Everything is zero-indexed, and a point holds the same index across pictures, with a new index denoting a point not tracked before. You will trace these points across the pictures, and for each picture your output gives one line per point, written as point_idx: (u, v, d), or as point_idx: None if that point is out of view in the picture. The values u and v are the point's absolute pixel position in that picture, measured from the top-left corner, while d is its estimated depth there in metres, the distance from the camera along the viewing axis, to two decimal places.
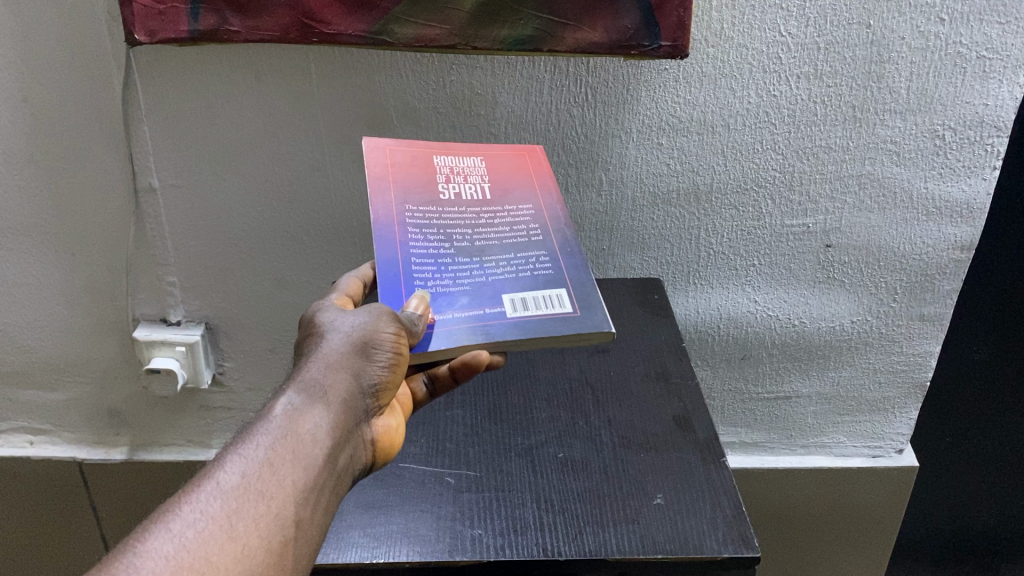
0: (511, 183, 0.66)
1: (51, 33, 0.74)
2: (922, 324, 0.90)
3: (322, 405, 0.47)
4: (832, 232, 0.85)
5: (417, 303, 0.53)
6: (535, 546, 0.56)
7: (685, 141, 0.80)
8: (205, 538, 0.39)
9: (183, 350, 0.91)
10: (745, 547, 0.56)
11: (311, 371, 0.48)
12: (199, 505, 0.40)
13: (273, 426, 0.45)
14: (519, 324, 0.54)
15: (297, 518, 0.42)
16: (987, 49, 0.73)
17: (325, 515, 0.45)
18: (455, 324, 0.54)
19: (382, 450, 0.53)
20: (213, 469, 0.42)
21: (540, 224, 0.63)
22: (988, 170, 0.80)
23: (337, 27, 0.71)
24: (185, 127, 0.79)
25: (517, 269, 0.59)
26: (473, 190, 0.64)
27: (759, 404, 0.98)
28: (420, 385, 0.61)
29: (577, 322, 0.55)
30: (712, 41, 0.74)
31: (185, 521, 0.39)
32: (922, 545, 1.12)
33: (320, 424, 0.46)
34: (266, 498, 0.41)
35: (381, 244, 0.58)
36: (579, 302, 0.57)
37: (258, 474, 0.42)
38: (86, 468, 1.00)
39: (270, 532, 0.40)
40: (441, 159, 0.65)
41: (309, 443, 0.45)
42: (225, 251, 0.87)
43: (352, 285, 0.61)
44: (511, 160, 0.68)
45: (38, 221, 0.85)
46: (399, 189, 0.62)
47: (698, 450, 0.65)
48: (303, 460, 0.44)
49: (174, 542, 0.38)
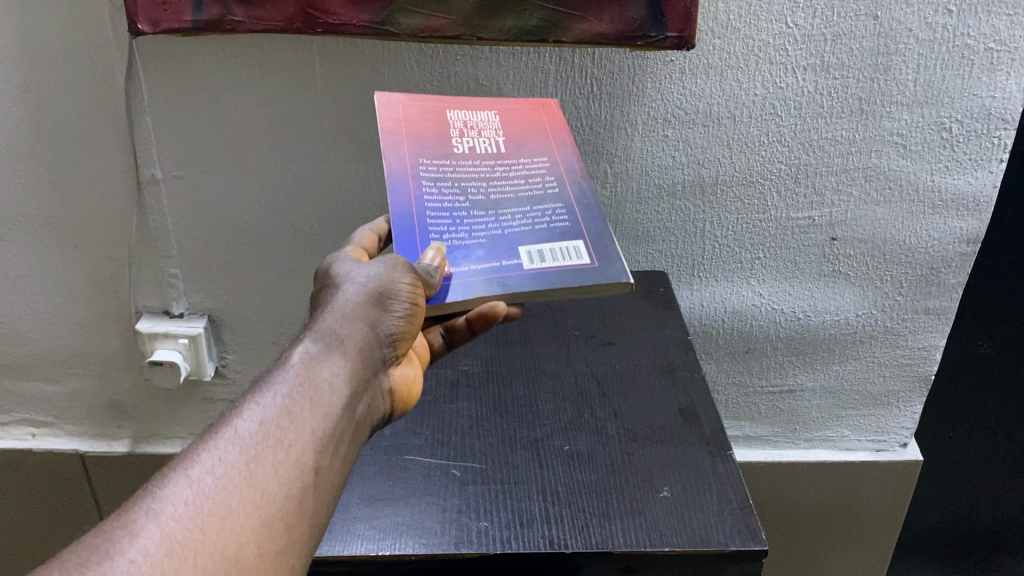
0: (525, 136, 0.65)
1: (54, 22, 0.73)
2: (927, 317, 0.90)
3: (339, 353, 0.47)
4: (837, 225, 0.84)
5: (433, 256, 0.53)
6: (542, 538, 0.55)
7: (691, 134, 0.80)
8: (225, 484, 0.38)
9: (186, 342, 0.91)
10: (752, 540, 0.56)
11: (327, 320, 0.48)
12: (218, 451, 0.40)
13: (290, 373, 0.44)
14: (537, 275, 0.54)
15: (316, 465, 0.42)
16: (994, 41, 0.73)
17: (344, 464, 0.44)
18: (471, 276, 0.54)
19: (401, 401, 0.53)
20: (230, 417, 0.42)
21: (555, 176, 0.62)
22: (995, 163, 0.80)
23: (341, 17, 0.70)
24: (188, 119, 0.79)
25: (533, 221, 0.58)
26: (486, 144, 0.63)
27: (763, 398, 0.98)
28: (437, 336, 0.61)
29: (595, 272, 0.55)
30: (718, 32, 0.74)
31: (204, 468, 0.39)
32: (924, 540, 1.12)
33: (338, 373, 0.45)
34: (284, 446, 0.41)
35: (395, 197, 0.57)
36: (596, 253, 0.56)
37: (277, 423, 0.42)
38: (89, 460, 1.00)
39: (290, 479, 0.40)
40: (454, 115, 0.65)
41: (327, 392, 0.44)
42: (229, 243, 0.87)
43: (366, 239, 0.61)
44: (524, 113, 0.67)
45: (39, 213, 0.84)
46: (412, 142, 0.61)
47: (704, 442, 0.65)
48: (321, 408, 0.44)
49: (193, 487, 0.38)
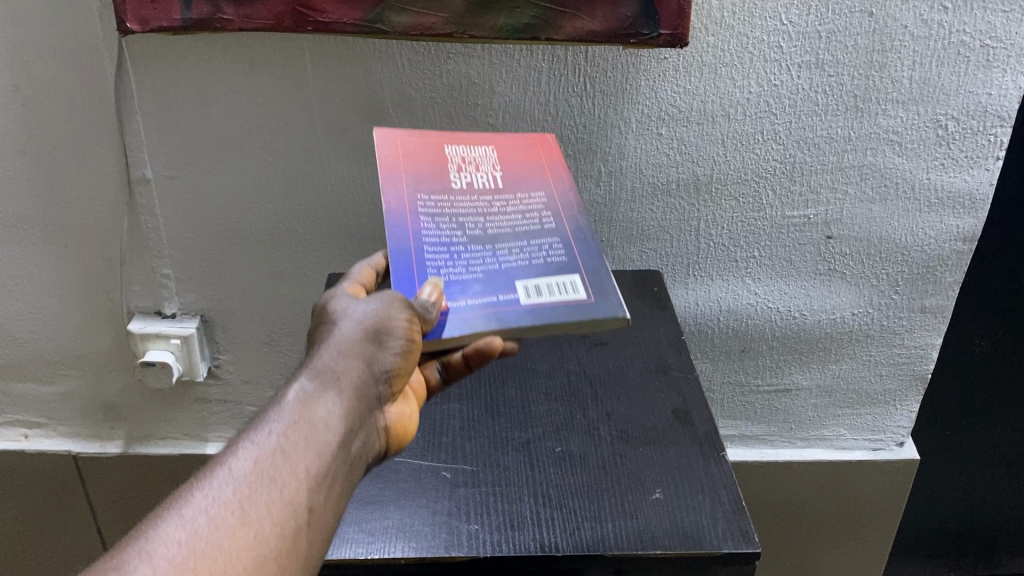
0: (523, 171, 0.64)
1: (42, 21, 0.73)
2: (923, 315, 0.89)
3: (335, 391, 0.46)
4: (832, 223, 0.84)
5: (430, 291, 0.52)
6: (532, 541, 0.55)
7: (685, 132, 0.79)
8: (218, 524, 0.38)
9: (178, 343, 0.90)
10: (745, 542, 0.55)
11: (322, 357, 0.47)
12: (212, 491, 0.40)
13: (284, 412, 0.44)
14: (533, 310, 0.54)
15: (309, 504, 0.42)
16: (991, 38, 0.72)
17: (338, 503, 0.44)
18: (469, 311, 0.53)
19: (396, 438, 0.52)
20: (225, 456, 0.42)
21: (552, 211, 0.62)
22: (992, 161, 0.79)
23: (331, 15, 0.70)
24: (178, 118, 0.79)
25: (530, 256, 0.57)
26: (484, 179, 0.63)
27: (758, 397, 0.97)
28: (434, 371, 0.59)
29: (592, 308, 0.54)
30: (713, 29, 0.73)
31: (198, 507, 0.39)
32: (921, 539, 1.12)
33: (332, 412, 0.45)
34: (278, 484, 0.41)
35: (392, 233, 0.56)
36: (593, 288, 0.56)
37: (271, 461, 0.42)
38: (82, 461, 1.00)
39: (283, 518, 0.40)
40: (452, 152, 0.64)
41: (322, 430, 0.44)
42: (220, 244, 0.86)
43: (365, 274, 0.60)
44: (522, 147, 0.67)
45: (31, 213, 0.84)
46: (411, 178, 0.61)
47: (698, 443, 0.64)
48: (315, 446, 0.43)
49: (187, 528, 0.38)
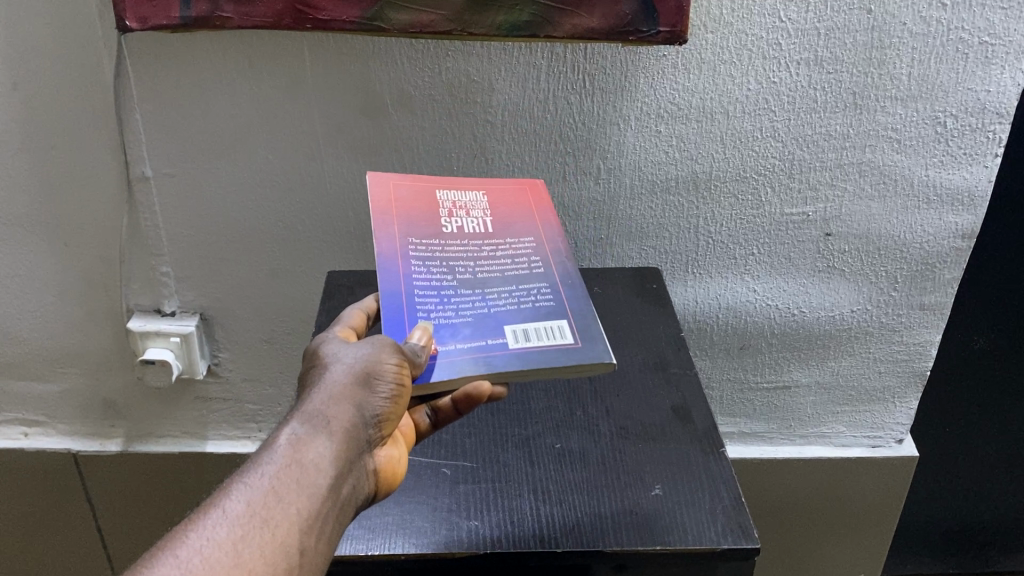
0: (512, 217, 0.65)
1: (41, 20, 0.73)
2: (922, 313, 0.90)
3: (325, 435, 0.45)
4: (831, 220, 0.84)
5: (420, 335, 0.52)
6: (532, 536, 0.55)
7: (684, 129, 0.79)
8: (212, 565, 0.38)
9: (177, 340, 0.90)
10: (745, 538, 0.55)
11: (313, 400, 0.47)
12: (206, 531, 0.39)
13: (276, 455, 0.44)
14: (521, 354, 0.53)
15: (301, 546, 0.41)
16: (989, 35, 0.72)
17: (330, 545, 0.43)
18: (457, 354, 0.53)
19: (385, 481, 0.51)
20: (218, 497, 0.41)
21: (541, 256, 0.62)
22: (990, 157, 0.79)
23: (330, 13, 0.70)
24: (178, 118, 0.79)
25: (519, 300, 0.57)
26: (475, 224, 0.63)
27: (757, 394, 0.97)
28: (424, 416, 0.58)
29: (578, 352, 0.54)
30: (711, 27, 0.73)
31: (192, 547, 0.38)
32: (920, 536, 1.12)
33: (324, 454, 0.45)
34: (270, 526, 0.40)
35: (383, 276, 0.57)
36: (580, 333, 0.55)
37: (264, 502, 0.41)
38: (81, 460, 1.00)
39: (275, 560, 0.40)
40: (444, 198, 0.65)
41: (313, 473, 0.44)
42: (220, 242, 0.87)
43: (356, 318, 0.58)
44: (511, 193, 0.68)
45: (30, 212, 0.84)
46: (402, 223, 0.61)
47: (697, 440, 0.64)
48: (307, 488, 0.43)
49: (180, 568, 0.37)
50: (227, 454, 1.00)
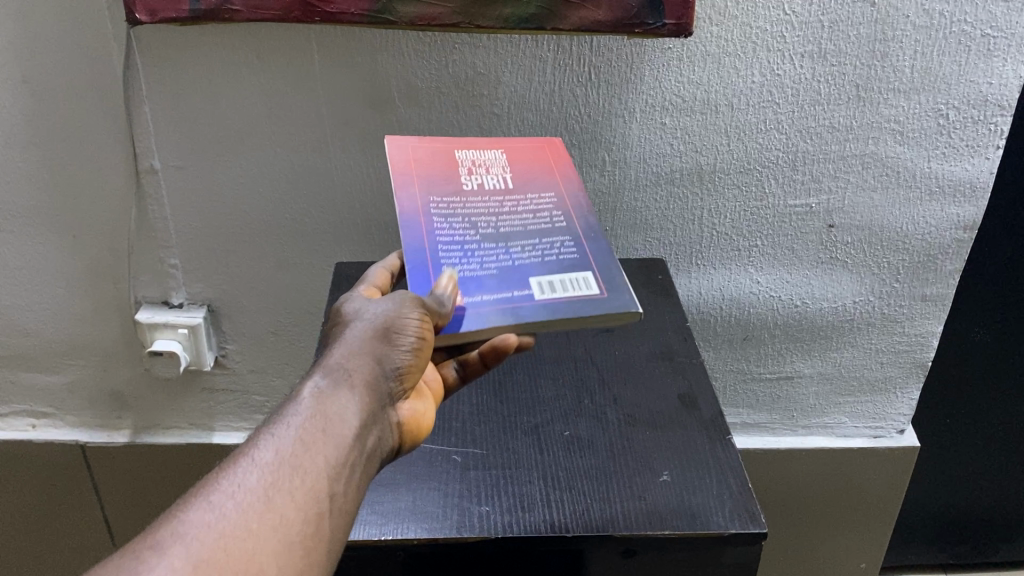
0: (533, 173, 0.65)
1: (52, 11, 0.73)
2: (925, 303, 0.90)
3: (348, 388, 0.46)
4: (834, 212, 0.85)
5: (446, 282, 0.53)
6: (542, 521, 0.56)
7: (688, 121, 0.80)
8: (245, 508, 0.38)
9: (185, 332, 0.91)
10: (752, 523, 0.56)
11: (335, 356, 0.48)
12: (237, 477, 0.40)
13: (302, 406, 0.44)
14: (548, 305, 0.54)
15: (331, 491, 0.42)
16: (991, 28, 0.73)
17: (357, 492, 0.44)
18: (485, 307, 0.54)
19: (409, 434, 0.52)
20: (248, 447, 0.42)
21: (563, 211, 0.62)
22: (992, 150, 0.80)
23: (339, 6, 0.70)
24: (186, 110, 0.79)
25: (542, 253, 0.58)
26: (495, 181, 0.63)
27: (760, 384, 0.98)
28: (452, 370, 0.60)
29: (605, 302, 0.55)
30: (716, 19, 0.74)
31: (225, 492, 0.39)
32: (920, 527, 1.13)
33: (348, 406, 0.45)
34: (300, 472, 0.41)
35: (407, 235, 0.57)
36: (605, 283, 0.56)
37: (293, 450, 0.42)
38: (89, 452, 1.00)
39: (306, 504, 0.40)
40: (462, 154, 0.64)
41: (338, 423, 0.44)
42: (227, 234, 0.87)
43: (381, 277, 0.59)
44: (530, 151, 0.67)
45: (39, 204, 0.84)
46: (423, 183, 0.61)
47: (704, 427, 0.65)
48: (333, 437, 0.44)
49: (216, 512, 0.38)
50: (235, 446, 1.01)
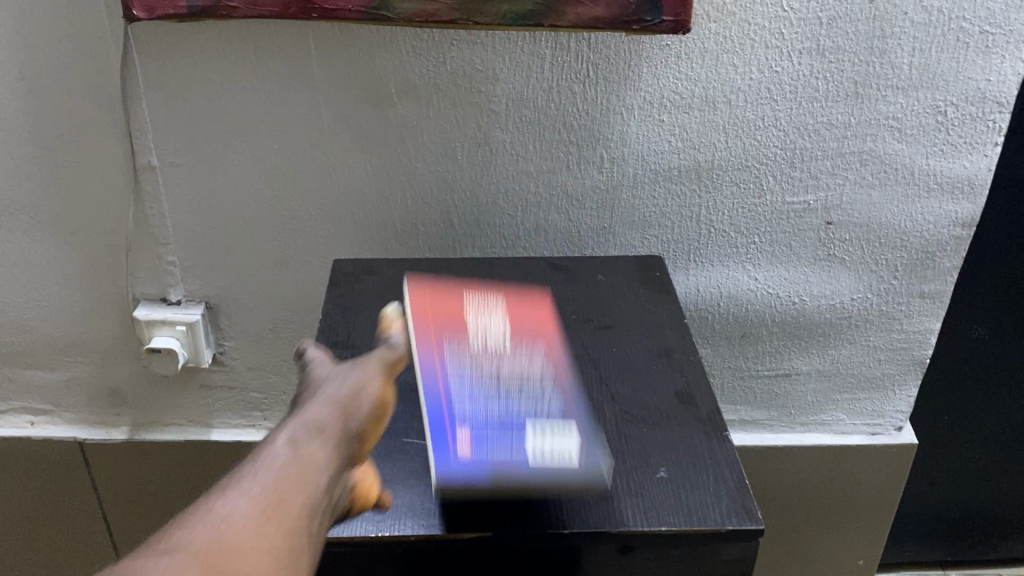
0: (529, 336, 0.65)
1: (49, 8, 0.73)
2: (923, 300, 0.90)
3: (322, 439, 0.46)
4: (832, 209, 0.85)
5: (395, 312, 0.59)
6: (540, 518, 0.56)
7: (686, 118, 0.80)
8: (236, 532, 0.39)
9: (183, 329, 0.91)
10: (748, 520, 0.57)
11: (308, 409, 0.48)
12: (225, 506, 0.40)
13: (281, 447, 0.45)
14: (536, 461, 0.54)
15: (311, 526, 0.43)
16: (989, 24, 0.73)
17: (327, 536, 0.45)
18: (481, 457, 0.54)
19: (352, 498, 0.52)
20: (230, 482, 0.42)
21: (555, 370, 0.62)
22: (990, 146, 0.80)
23: (337, 2, 0.70)
24: (184, 106, 0.79)
25: (534, 403, 0.58)
26: (496, 336, 0.63)
27: (758, 381, 0.98)
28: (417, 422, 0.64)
29: (581, 462, 0.55)
30: (714, 16, 0.74)
31: (215, 519, 0.39)
32: (918, 524, 1.13)
33: (323, 452, 0.46)
34: (284, 505, 0.42)
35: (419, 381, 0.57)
36: (585, 441, 0.57)
37: (278, 484, 0.42)
38: (87, 448, 1.00)
39: (292, 535, 0.41)
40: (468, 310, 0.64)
41: (315, 466, 0.45)
42: (225, 230, 0.87)
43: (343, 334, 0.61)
44: (528, 318, 0.67)
45: (36, 201, 0.84)
46: (433, 324, 0.61)
47: (701, 424, 0.65)
48: (311, 479, 0.44)
49: (208, 536, 0.39)
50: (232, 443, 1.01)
